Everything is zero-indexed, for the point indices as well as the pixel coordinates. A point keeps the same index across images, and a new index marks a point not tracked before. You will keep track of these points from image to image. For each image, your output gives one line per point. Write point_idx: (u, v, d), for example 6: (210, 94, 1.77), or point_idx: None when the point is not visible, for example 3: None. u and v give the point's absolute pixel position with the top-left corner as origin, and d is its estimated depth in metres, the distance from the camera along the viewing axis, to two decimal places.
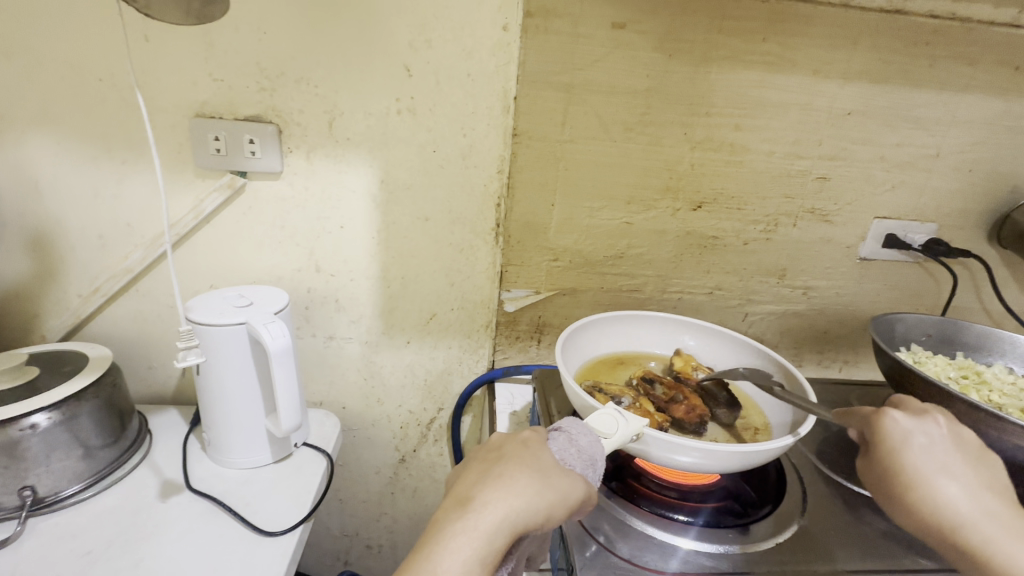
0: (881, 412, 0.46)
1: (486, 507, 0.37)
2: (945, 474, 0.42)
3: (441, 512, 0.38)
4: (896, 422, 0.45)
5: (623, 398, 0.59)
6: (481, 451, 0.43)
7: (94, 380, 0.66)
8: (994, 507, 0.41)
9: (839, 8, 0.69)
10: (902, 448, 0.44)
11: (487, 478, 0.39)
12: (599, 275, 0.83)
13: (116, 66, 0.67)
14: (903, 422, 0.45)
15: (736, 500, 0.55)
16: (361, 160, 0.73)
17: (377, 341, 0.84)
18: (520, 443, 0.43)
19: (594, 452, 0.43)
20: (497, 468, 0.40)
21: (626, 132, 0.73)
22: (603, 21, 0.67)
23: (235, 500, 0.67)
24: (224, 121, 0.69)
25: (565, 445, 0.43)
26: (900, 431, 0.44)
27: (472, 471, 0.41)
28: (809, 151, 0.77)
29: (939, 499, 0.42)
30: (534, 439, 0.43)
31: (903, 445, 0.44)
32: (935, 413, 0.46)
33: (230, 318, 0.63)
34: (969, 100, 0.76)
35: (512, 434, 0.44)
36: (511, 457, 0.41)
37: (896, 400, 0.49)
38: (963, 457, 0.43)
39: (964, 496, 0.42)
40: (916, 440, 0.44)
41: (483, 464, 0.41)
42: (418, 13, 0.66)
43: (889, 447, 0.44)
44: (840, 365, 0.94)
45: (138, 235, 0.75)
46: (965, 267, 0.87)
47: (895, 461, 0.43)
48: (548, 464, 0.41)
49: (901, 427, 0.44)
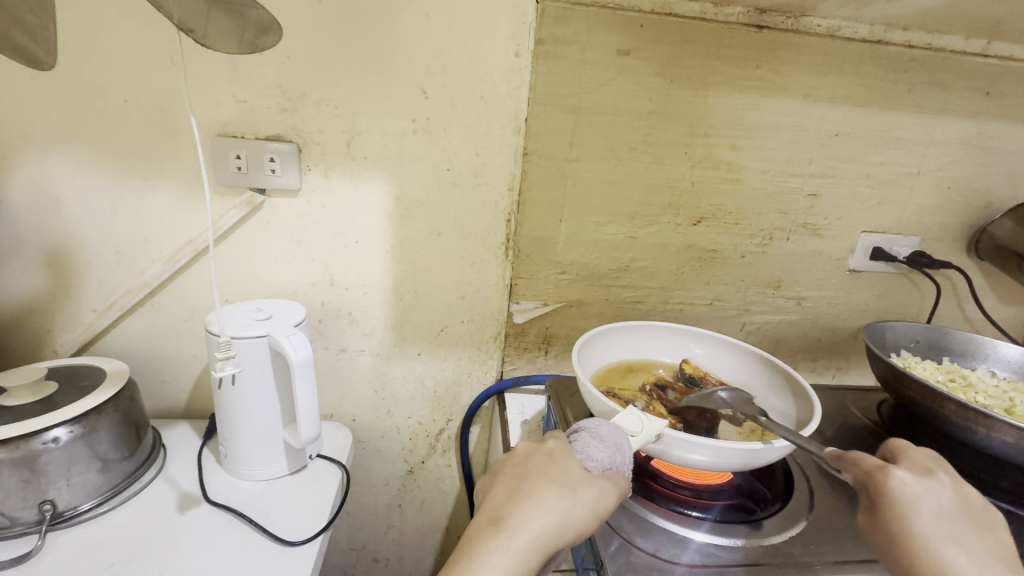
0: (886, 473, 0.42)
1: (518, 527, 0.38)
2: (952, 543, 0.40)
3: (474, 530, 0.39)
4: (903, 482, 0.42)
5: (636, 402, 0.62)
6: (508, 462, 0.45)
7: (114, 394, 0.67)
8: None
9: (825, 38, 0.74)
10: (907, 510, 0.41)
11: (518, 497, 0.40)
12: (604, 287, 0.86)
13: (141, 88, 0.69)
14: (909, 482, 0.42)
15: (748, 497, 0.58)
16: (378, 178, 0.76)
17: (389, 354, 0.86)
18: (545, 456, 0.44)
19: (618, 438, 0.45)
20: (525, 486, 0.41)
21: (630, 151, 0.77)
22: (609, 49, 0.71)
23: (255, 511, 0.68)
24: (245, 141, 0.71)
25: (587, 440, 0.45)
26: (907, 493, 0.41)
27: (501, 487, 0.42)
28: (800, 170, 0.82)
29: (945, 568, 0.39)
30: (558, 449, 0.44)
31: (908, 510, 0.41)
32: (939, 471, 0.43)
33: (254, 331, 0.65)
34: (945, 122, 0.81)
35: (537, 445, 0.45)
36: (537, 473, 0.42)
37: (894, 445, 0.46)
38: (969, 521, 0.41)
39: (972, 566, 0.39)
40: (921, 502, 0.41)
41: (511, 480, 0.42)
42: (435, 40, 0.70)
43: (893, 509, 0.41)
44: (833, 372, 0.98)
45: (155, 251, 0.76)
46: (947, 277, 0.92)
47: (900, 523, 0.41)
48: (574, 476, 0.42)
49: (907, 489, 0.42)
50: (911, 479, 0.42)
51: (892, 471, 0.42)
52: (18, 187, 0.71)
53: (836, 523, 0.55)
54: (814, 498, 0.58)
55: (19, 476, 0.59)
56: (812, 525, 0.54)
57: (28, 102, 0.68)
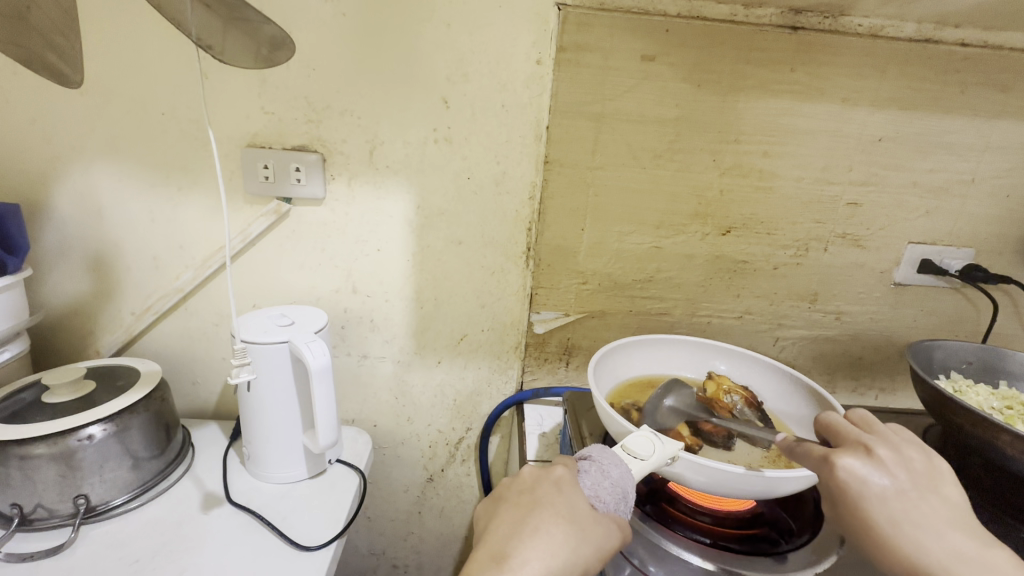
0: (829, 463, 0.43)
1: (522, 565, 0.36)
2: (911, 521, 0.40)
3: (475, 566, 0.37)
4: (847, 470, 0.42)
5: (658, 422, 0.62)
6: (514, 491, 0.43)
7: (146, 394, 0.70)
8: (965, 546, 0.38)
9: (867, 38, 0.70)
10: (860, 500, 0.41)
11: (522, 531, 0.39)
12: (628, 298, 0.84)
13: (178, 101, 0.72)
14: (854, 469, 0.42)
15: (772, 528, 0.55)
16: (400, 187, 0.76)
17: (409, 361, 0.86)
18: (553, 485, 0.42)
19: (626, 480, 0.43)
20: (531, 520, 0.39)
21: (655, 159, 0.75)
22: (633, 54, 0.70)
23: (274, 514, 0.69)
24: (273, 152, 0.73)
25: (597, 478, 0.42)
26: (851, 480, 0.42)
27: (505, 517, 0.41)
28: (839, 177, 0.77)
29: (911, 550, 0.39)
30: (566, 479, 0.43)
31: (861, 498, 0.41)
32: (875, 446, 0.43)
33: (275, 337, 0.66)
34: (1003, 126, 0.75)
35: (545, 471, 0.44)
36: (544, 504, 0.40)
37: (828, 425, 0.47)
38: (919, 492, 0.41)
39: (934, 541, 0.39)
40: (870, 487, 0.41)
41: (517, 510, 0.41)
42: (456, 50, 0.70)
43: (846, 499, 0.42)
44: (876, 392, 0.92)
45: (189, 257, 0.79)
46: (1007, 293, 0.85)
47: (857, 512, 0.41)
48: (582, 512, 0.40)
49: (851, 474, 0.42)
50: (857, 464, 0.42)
51: (834, 460, 0.43)
52: (66, 196, 0.76)
53: None
54: None
55: (56, 470, 0.62)
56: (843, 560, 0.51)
57: (75, 116, 0.72)
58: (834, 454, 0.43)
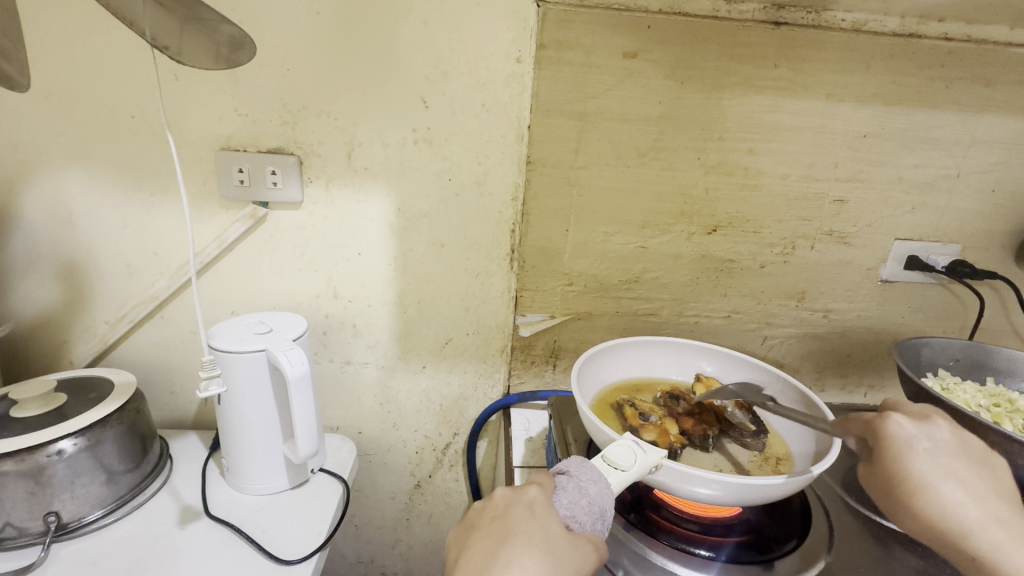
0: (885, 418, 0.43)
1: None
2: (951, 480, 0.42)
3: None
4: (901, 426, 0.43)
5: (650, 414, 0.60)
6: (484, 517, 0.41)
7: (119, 406, 0.68)
8: (998, 510, 0.41)
9: (850, 33, 0.69)
10: (906, 452, 0.42)
11: (494, 566, 0.37)
12: (614, 299, 0.82)
13: (147, 103, 0.70)
14: (907, 427, 0.43)
15: (759, 534, 0.53)
16: (379, 190, 0.75)
17: (393, 366, 0.85)
18: (526, 509, 0.41)
19: (604, 498, 0.42)
20: (503, 552, 0.38)
21: (639, 158, 0.74)
22: (615, 51, 0.68)
23: (253, 527, 0.67)
24: (247, 155, 0.71)
25: (574, 496, 0.42)
26: (903, 436, 0.42)
27: (476, 549, 0.39)
28: (825, 174, 0.77)
29: (942, 505, 0.41)
30: (540, 501, 0.41)
31: (908, 452, 0.42)
32: (935, 416, 0.44)
33: (251, 345, 0.65)
34: (988, 120, 0.75)
35: (517, 494, 0.42)
36: (516, 533, 0.39)
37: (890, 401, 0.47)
38: (966, 460, 0.42)
39: (968, 500, 0.41)
40: (919, 445, 0.42)
41: (489, 541, 0.39)
42: (434, 48, 0.68)
43: (892, 452, 0.42)
44: (864, 389, 0.91)
45: (164, 263, 0.77)
46: (993, 289, 0.85)
47: (898, 465, 0.42)
48: (556, 538, 0.39)
49: (904, 430, 0.43)
50: (913, 420, 0.42)
51: (890, 416, 0.43)
52: (36, 203, 0.73)
53: (859, 567, 0.50)
54: (834, 536, 0.54)
55: (24, 487, 0.60)
56: (831, 566, 0.50)
57: (40, 120, 0.70)
58: (890, 412, 0.44)
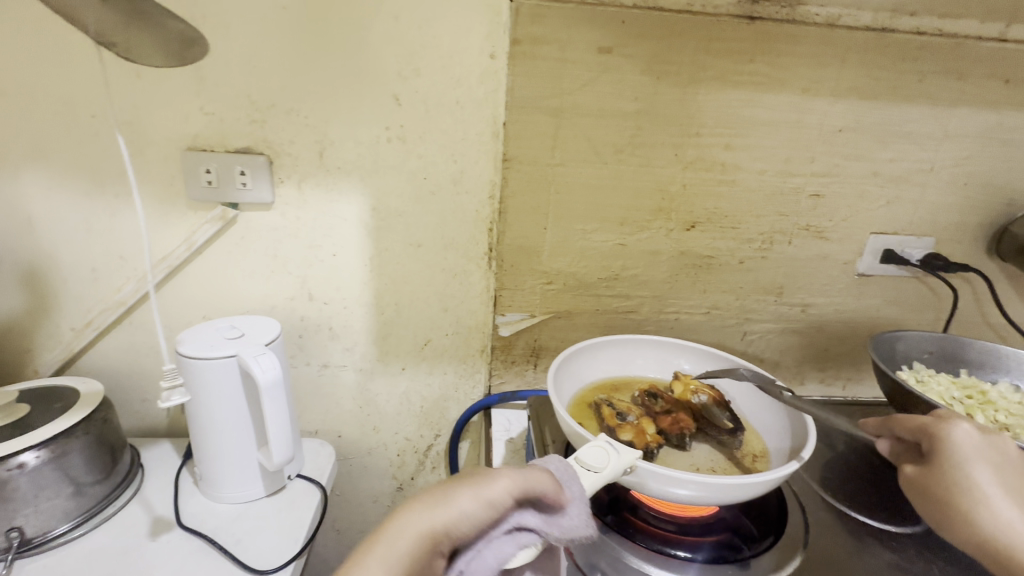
0: (950, 424, 0.48)
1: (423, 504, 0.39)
2: (1010, 498, 0.44)
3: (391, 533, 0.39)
4: (963, 434, 0.47)
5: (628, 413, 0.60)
6: None
7: (85, 416, 0.65)
8: None
9: (824, 28, 0.69)
10: (968, 460, 0.45)
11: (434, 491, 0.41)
12: (594, 297, 0.82)
13: (109, 102, 0.67)
14: (970, 437, 0.47)
15: (735, 532, 0.53)
16: (353, 190, 0.73)
17: (372, 368, 0.83)
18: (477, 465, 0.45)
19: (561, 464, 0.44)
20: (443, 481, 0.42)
21: (617, 154, 0.73)
22: (590, 46, 0.67)
23: (227, 537, 0.65)
24: (214, 155, 0.69)
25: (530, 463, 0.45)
26: (967, 442, 0.46)
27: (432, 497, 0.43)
28: (801, 169, 0.77)
29: (998, 520, 0.43)
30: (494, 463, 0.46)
31: (969, 458, 0.45)
32: (998, 435, 0.48)
33: (222, 351, 0.63)
34: (960, 114, 0.75)
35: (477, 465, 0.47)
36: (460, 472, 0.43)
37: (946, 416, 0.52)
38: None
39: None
40: (979, 454, 0.46)
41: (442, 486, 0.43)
42: (406, 44, 0.67)
43: (953, 455, 0.46)
44: (843, 382, 0.92)
45: (131, 267, 0.75)
46: (967, 281, 0.86)
47: (956, 468, 0.45)
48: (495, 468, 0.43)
49: (966, 440, 0.47)
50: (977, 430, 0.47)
51: (954, 423, 0.48)
52: None
53: (834, 564, 0.50)
54: (810, 533, 0.54)
55: None
56: (807, 563, 0.50)
57: None
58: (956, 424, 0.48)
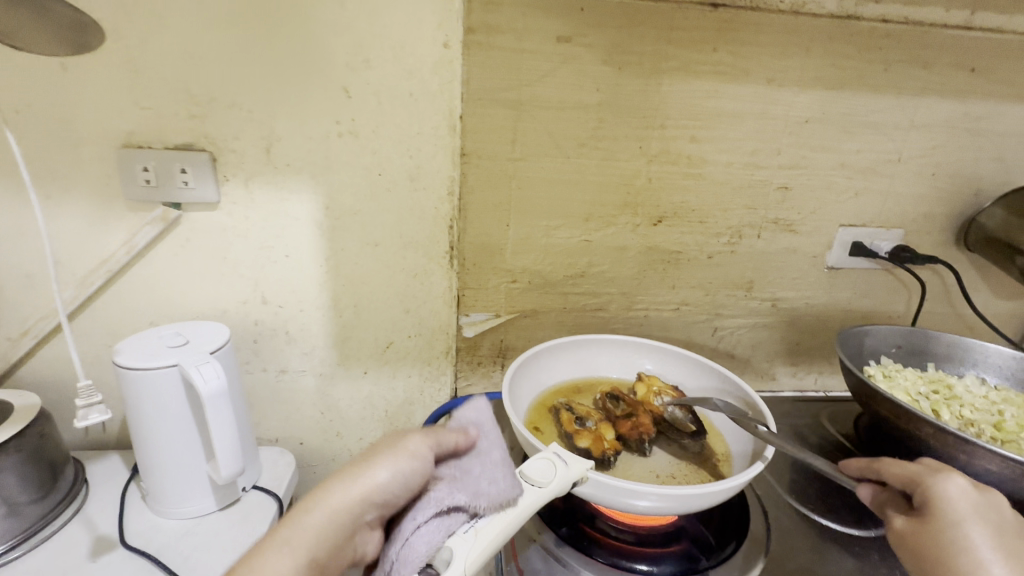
0: (947, 477, 0.46)
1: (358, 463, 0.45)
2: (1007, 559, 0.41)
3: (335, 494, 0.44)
4: (960, 488, 0.45)
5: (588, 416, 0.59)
6: None
7: (19, 431, 0.61)
8: None
9: (789, 15, 0.67)
10: (965, 516, 0.43)
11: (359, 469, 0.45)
12: (561, 295, 0.80)
13: (35, 96, 0.63)
14: (967, 492, 0.45)
15: (694, 541, 0.52)
16: (304, 188, 0.70)
17: (332, 373, 0.80)
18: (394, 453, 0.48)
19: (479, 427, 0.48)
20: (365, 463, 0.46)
21: (579, 148, 0.71)
22: (548, 35, 0.65)
23: (173, 556, 0.62)
24: (153, 152, 0.65)
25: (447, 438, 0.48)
26: (964, 498, 0.44)
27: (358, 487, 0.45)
28: (768, 161, 0.75)
29: None
30: None
31: (965, 514, 0.43)
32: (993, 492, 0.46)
33: (161, 360, 0.59)
34: (927, 103, 0.74)
35: None
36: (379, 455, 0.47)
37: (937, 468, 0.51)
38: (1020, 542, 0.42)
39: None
40: (976, 512, 0.43)
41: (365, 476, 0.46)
42: (354, 33, 0.63)
43: (950, 510, 0.43)
44: (815, 375, 0.91)
45: (68, 272, 0.70)
46: (935, 272, 0.85)
47: (952, 524, 0.43)
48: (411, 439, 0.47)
49: (964, 495, 0.44)
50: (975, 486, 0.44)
51: (953, 476, 0.45)
52: None
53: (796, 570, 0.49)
54: (772, 540, 0.53)
55: None
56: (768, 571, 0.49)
57: None
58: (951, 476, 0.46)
